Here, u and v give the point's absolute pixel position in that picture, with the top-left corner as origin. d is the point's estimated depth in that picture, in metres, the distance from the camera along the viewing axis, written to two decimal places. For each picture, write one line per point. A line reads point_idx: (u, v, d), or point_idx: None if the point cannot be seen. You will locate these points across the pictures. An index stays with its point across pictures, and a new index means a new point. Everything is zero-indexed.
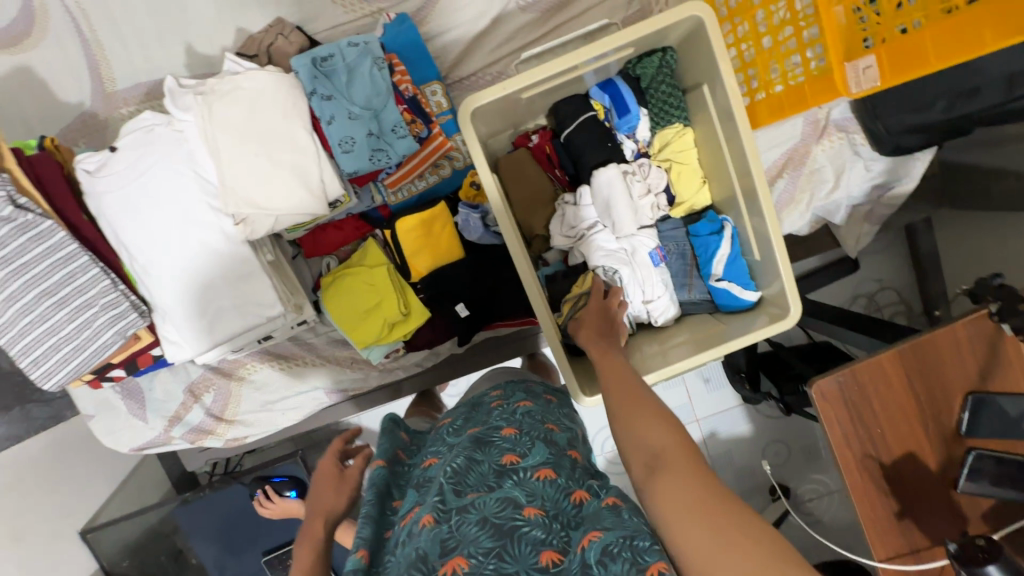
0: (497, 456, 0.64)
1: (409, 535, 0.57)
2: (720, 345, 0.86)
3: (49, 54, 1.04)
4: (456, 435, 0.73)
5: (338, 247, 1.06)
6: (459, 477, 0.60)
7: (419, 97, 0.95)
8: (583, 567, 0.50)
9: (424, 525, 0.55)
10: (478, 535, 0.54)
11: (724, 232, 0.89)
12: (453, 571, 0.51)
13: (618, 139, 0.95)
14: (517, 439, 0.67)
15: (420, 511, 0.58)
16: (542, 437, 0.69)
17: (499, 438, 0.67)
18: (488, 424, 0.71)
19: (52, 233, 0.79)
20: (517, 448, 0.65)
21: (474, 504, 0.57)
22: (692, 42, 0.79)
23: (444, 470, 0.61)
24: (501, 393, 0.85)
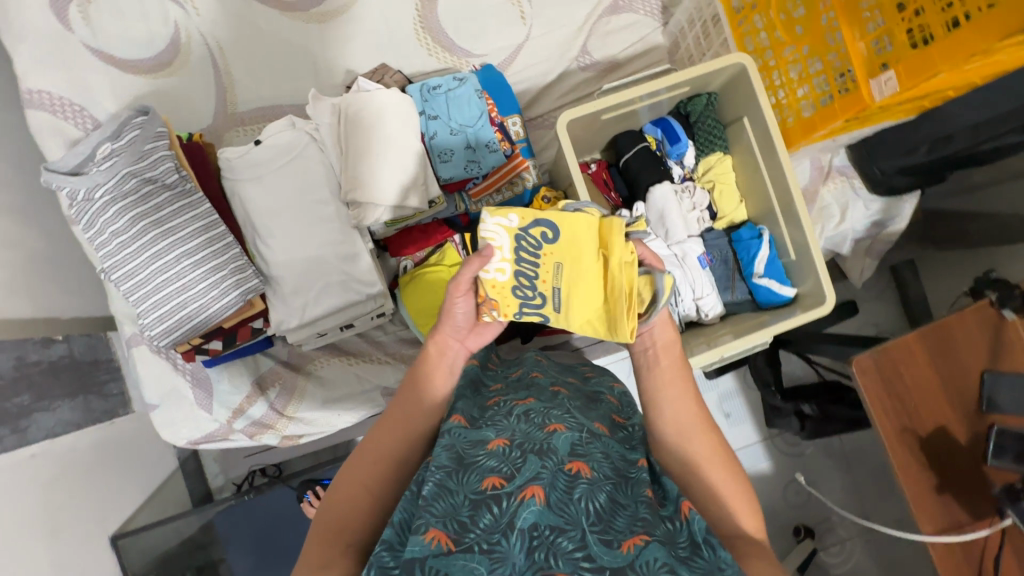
0: (608, 411, 0.77)
1: (530, 418, 0.65)
2: (764, 330, 1.00)
3: (183, 79, 1.23)
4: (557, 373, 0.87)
5: (417, 250, 1.19)
6: (580, 407, 0.72)
7: (504, 125, 1.14)
8: (692, 543, 0.53)
9: (554, 430, 0.62)
10: (602, 461, 0.61)
11: (764, 237, 1.06)
12: (579, 471, 0.57)
13: (668, 164, 1.14)
14: (621, 404, 0.82)
15: (552, 419, 0.65)
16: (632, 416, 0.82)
17: (604, 399, 0.81)
18: (591, 390, 0.84)
19: (200, 203, 0.91)
20: (620, 412, 0.79)
21: (593, 429, 0.66)
22: (735, 83, 1.00)
23: (567, 398, 0.73)
24: (593, 367, 0.97)
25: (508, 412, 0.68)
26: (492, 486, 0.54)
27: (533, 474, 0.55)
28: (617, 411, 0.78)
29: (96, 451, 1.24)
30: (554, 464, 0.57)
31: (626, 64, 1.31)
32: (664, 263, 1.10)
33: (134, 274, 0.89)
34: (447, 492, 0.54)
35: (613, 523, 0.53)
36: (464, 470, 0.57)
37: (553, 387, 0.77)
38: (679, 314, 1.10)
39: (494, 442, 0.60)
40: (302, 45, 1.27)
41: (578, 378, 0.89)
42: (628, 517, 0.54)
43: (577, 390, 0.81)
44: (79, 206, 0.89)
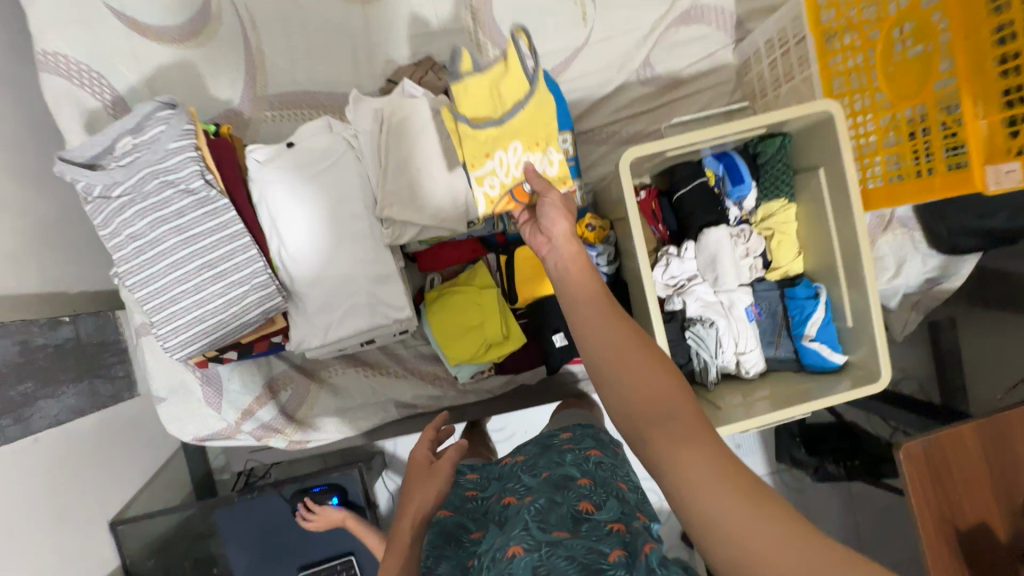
0: (574, 502, 0.77)
1: (495, 559, 0.66)
2: (808, 402, 0.94)
3: (211, 52, 1.13)
4: (530, 472, 0.87)
5: (448, 266, 1.13)
6: (543, 516, 0.71)
7: (554, 143, 1.05)
8: None
9: (513, 554, 0.63)
10: (568, 568, 0.61)
11: (821, 297, 0.99)
12: None
13: (726, 204, 1.06)
14: (591, 490, 0.80)
15: (508, 543, 0.66)
16: (614, 492, 0.82)
17: (576, 486, 0.81)
18: (560, 474, 0.84)
19: (226, 210, 0.84)
20: (591, 497, 0.79)
21: (557, 537, 0.67)
22: (815, 131, 0.92)
23: (529, 509, 0.72)
24: (570, 439, 0.99)
25: (481, 559, 0.67)
26: None
27: None
28: (588, 496, 0.79)
29: (98, 437, 1.21)
30: None
31: (690, 82, 1.20)
32: (708, 312, 1.05)
33: (149, 283, 0.83)
34: None
35: None
36: None
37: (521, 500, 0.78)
38: (717, 365, 1.05)
39: None
40: (340, 26, 1.16)
41: (554, 454, 0.92)
42: None
43: (542, 484, 0.80)
44: (95, 203, 0.82)
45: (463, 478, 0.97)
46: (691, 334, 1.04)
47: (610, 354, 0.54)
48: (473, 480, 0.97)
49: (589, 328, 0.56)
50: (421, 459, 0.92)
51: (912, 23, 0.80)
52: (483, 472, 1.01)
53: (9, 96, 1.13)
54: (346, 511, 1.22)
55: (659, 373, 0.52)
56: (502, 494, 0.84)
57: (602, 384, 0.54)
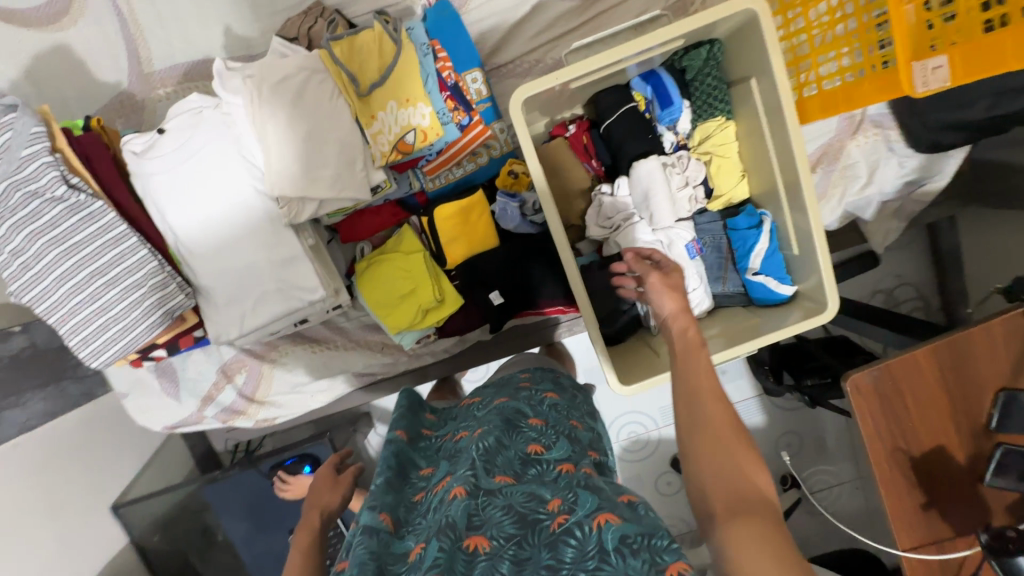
0: (524, 445, 0.72)
1: (439, 500, 0.64)
2: (756, 338, 0.87)
3: (86, 32, 1.04)
4: (484, 410, 0.84)
5: (373, 233, 1.08)
6: (490, 455, 0.68)
7: (461, 85, 0.95)
8: (601, 551, 0.53)
9: (455, 495, 0.62)
10: (502, 520, 0.59)
11: (763, 227, 0.89)
12: (476, 548, 0.57)
13: (658, 131, 0.95)
14: (541, 431, 0.76)
15: (453, 482, 0.64)
16: (565, 433, 0.78)
17: (525, 427, 0.76)
18: (514, 411, 0.79)
19: (103, 214, 0.80)
20: (542, 439, 0.74)
21: (508, 486, 0.64)
22: (744, 34, 0.79)
23: (480, 444, 0.70)
24: (530, 377, 0.94)
25: (431, 504, 0.67)
26: None
27: (431, 563, 0.55)
28: (539, 439, 0.74)
29: (81, 432, 1.27)
30: (454, 543, 0.57)
31: None
32: None
33: (45, 297, 0.81)
34: None
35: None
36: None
37: (471, 436, 0.74)
38: (660, 308, 0.97)
39: (413, 551, 0.61)
40: None
41: (509, 393, 0.86)
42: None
43: (494, 418, 0.76)
44: None
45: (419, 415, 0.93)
46: None
47: (712, 433, 0.57)
48: (429, 420, 0.94)
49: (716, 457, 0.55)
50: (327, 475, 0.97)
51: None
52: (443, 415, 0.98)
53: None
54: None
55: (746, 460, 0.55)
56: (456, 437, 0.80)
57: (688, 463, 0.57)
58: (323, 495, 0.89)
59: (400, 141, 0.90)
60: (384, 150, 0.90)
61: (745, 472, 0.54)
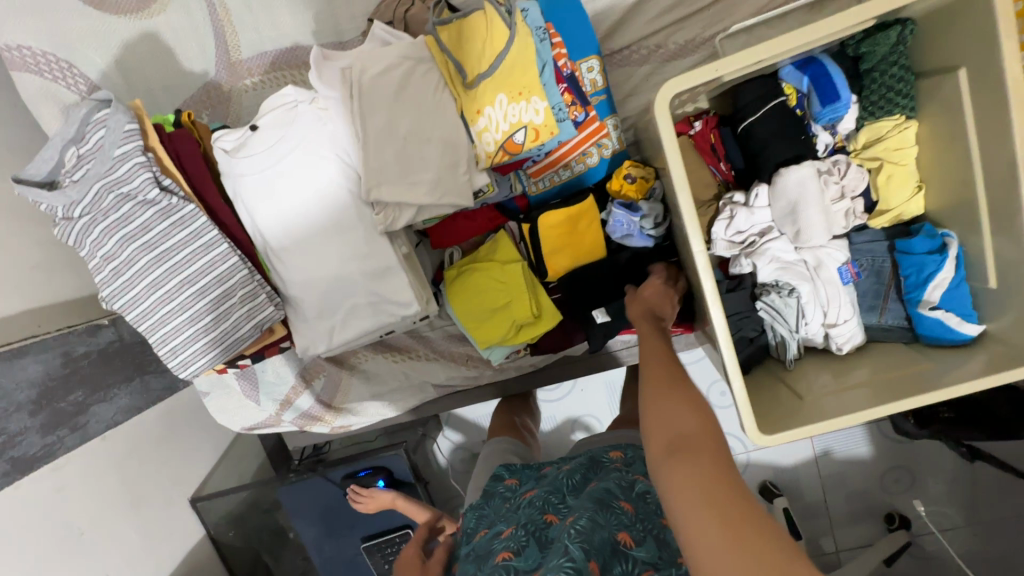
0: (613, 531, 0.66)
1: None
2: (933, 393, 0.70)
3: (175, 19, 0.99)
4: (570, 489, 0.78)
5: (466, 238, 0.98)
6: (583, 534, 0.64)
7: (577, 75, 0.83)
8: None
9: None
10: None
11: (950, 253, 0.73)
12: None
13: (811, 131, 0.80)
14: (635, 523, 0.69)
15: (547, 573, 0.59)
16: (655, 530, 0.70)
17: (617, 508, 0.70)
18: (602, 491, 0.73)
19: (194, 218, 0.74)
20: (631, 530, 0.68)
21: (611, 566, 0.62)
22: (955, 14, 0.63)
23: (574, 528, 0.64)
24: (621, 457, 0.87)
25: None
26: None
27: None
28: (627, 531, 0.68)
29: (163, 426, 1.27)
30: None
31: None
32: (788, 275, 0.82)
33: (135, 305, 0.76)
34: None
35: None
36: None
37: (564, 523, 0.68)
38: (799, 339, 0.84)
39: None
40: None
41: (598, 472, 0.82)
42: None
43: (586, 497, 0.72)
44: (62, 225, 0.74)
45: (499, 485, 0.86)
46: (763, 305, 0.84)
47: (651, 391, 0.65)
48: (511, 487, 0.86)
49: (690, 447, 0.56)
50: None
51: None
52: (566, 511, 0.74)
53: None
54: (393, 493, 1.21)
55: (685, 408, 0.61)
56: (547, 516, 0.72)
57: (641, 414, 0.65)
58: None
59: (507, 140, 0.79)
60: (490, 150, 0.79)
61: (679, 412, 0.60)
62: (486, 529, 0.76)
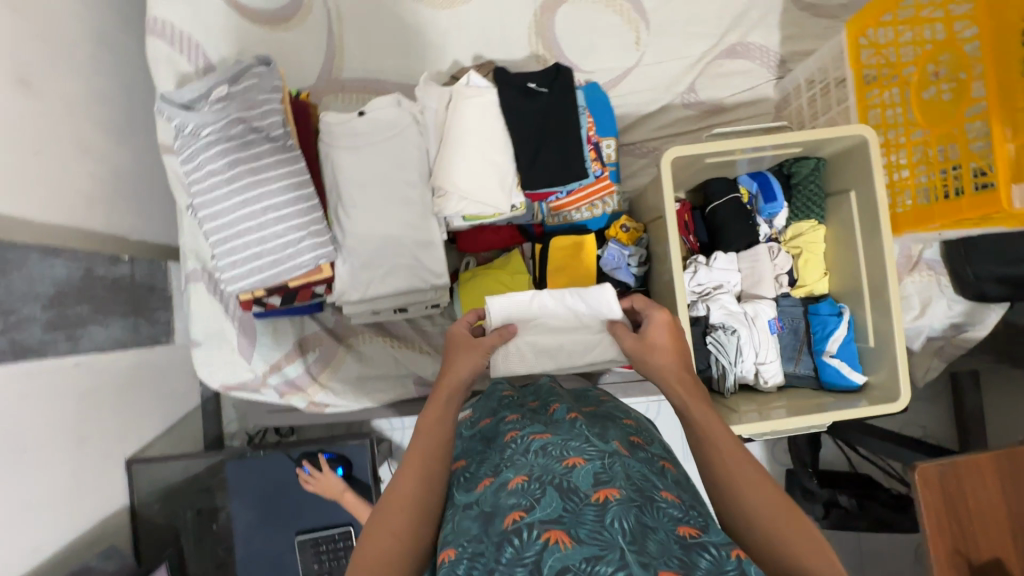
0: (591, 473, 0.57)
1: (506, 512, 0.55)
2: (823, 413, 0.95)
3: (299, 35, 1.26)
4: (545, 451, 0.62)
5: (485, 250, 1.19)
6: (563, 484, 0.55)
7: (598, 145, 1.12)
8: (717, 565, 0.47)
9: (573, 464, 0.58)
10: (591, 523, 0.50)
11: (844, 316, 1.02)
12: (555, 543, 0.48)
13: (757, 220, 1.11)
14: (523, 487, 0.56)
15: (533, 523, 0.51)
16: (651, 500, 0.55)
17: (659, 497, 0.56)
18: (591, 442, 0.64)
19: (297, 161, 0.92)
20: (689, 518, 0.54)
21: (505, 481, 0.60)
22: (848, 156, 0.98)
23: (552, 476, 0.57)
24: (635, 427, 0.78)
25: (495, 493, 0.59)
26: (513, 521, 0.53)
27: (554, 514, 0.52)
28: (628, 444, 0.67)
29: (129, 374, 1.26)
30: (578, 501, 0.53)
31: (730, 110, 1.29)
32: (731, 319, 1.07)
33: (218, 216, 0.91)
34: (478, 547, 0.52)
35: (646, 543, 0.48)
36: (490, 518, 0.55)
37: (512, 482, 0.58)
38: (736, 374, 1.07)
39: (510, 517, 0.53)
40: (418, 22, 1.27)
41: (594, 406, 0.85)
42: (658, 541, 0.49)
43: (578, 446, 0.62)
44: (185, 139, 0.92)
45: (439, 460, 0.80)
46: (713, 340, 1.06)
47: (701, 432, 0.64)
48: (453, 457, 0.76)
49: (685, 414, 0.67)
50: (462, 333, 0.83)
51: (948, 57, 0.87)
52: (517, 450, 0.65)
53: (102, 52, 1.26)
54: (346, 484, 1.26)
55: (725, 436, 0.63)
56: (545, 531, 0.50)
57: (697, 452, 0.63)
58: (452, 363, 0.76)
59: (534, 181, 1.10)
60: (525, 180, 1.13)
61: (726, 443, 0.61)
62: (490, 418, 0.82)
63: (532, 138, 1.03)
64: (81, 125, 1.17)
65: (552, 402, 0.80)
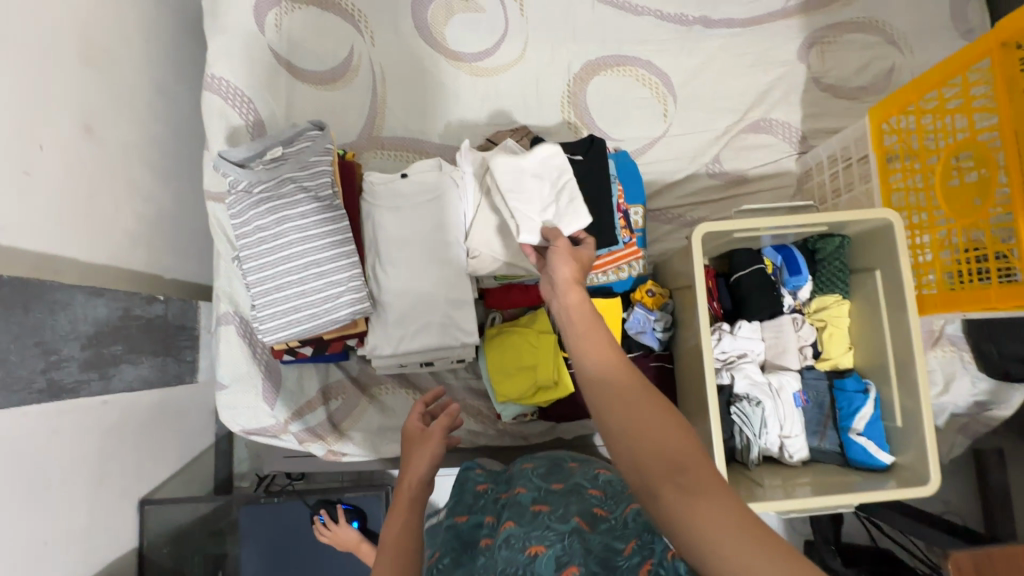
0: (555, 557, 0.75)
1: None
2: (852, 494, 0.93)
3: (344, 96, 1.33)
4: (517, 547, 0.79)
5: (512, 307, 1.20)
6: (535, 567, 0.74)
7: (628, 212, 1.16)
8: None
9: (534, 553, 0.77)
10: None
11: (870, 393, 1.02)
12: None
13: (781, 291, 1.13)
14: None
15: None
16: (601, 552, 0.79)
17: (620, 560, 0.77)
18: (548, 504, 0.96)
19: (342, 219, 0.96)
20: (644, 561, 0.75)
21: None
22: (873, 237, 1.01)
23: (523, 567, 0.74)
24: (603, 500, 0.97)
25: None
26: None
27: None
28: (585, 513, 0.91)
29: (152, 412, 1.26)
30: None
31: (753, 181, 1.34)
32: (756, 391, 1.07)
33: (263, 269, 0.94)
34: None
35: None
36: None
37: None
38: (760, 445, 1.06)
39: None
40: (456, 87, 1.35)
41: (565, 479, 1.08)
42: None
43: (542, 526, 0.85)
44: (237, 195, 0.96)
45: (435, 555, 0.95)
46: (736, 410, 1.06)
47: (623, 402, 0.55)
48: (442, 558, 0.93)
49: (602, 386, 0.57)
50: (415, 427, 0.85)
51: (970, 153, 0.92)
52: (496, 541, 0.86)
53: (158, 103, 1.33)
54: (361, 535, 1.25)
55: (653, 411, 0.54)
56: None
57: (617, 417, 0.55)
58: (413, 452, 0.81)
59: None
60: None
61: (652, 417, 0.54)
62: (466, 515, 1.03)
63: None
64: (133, 170, 1.23)
65: (523, 496, 0.99)
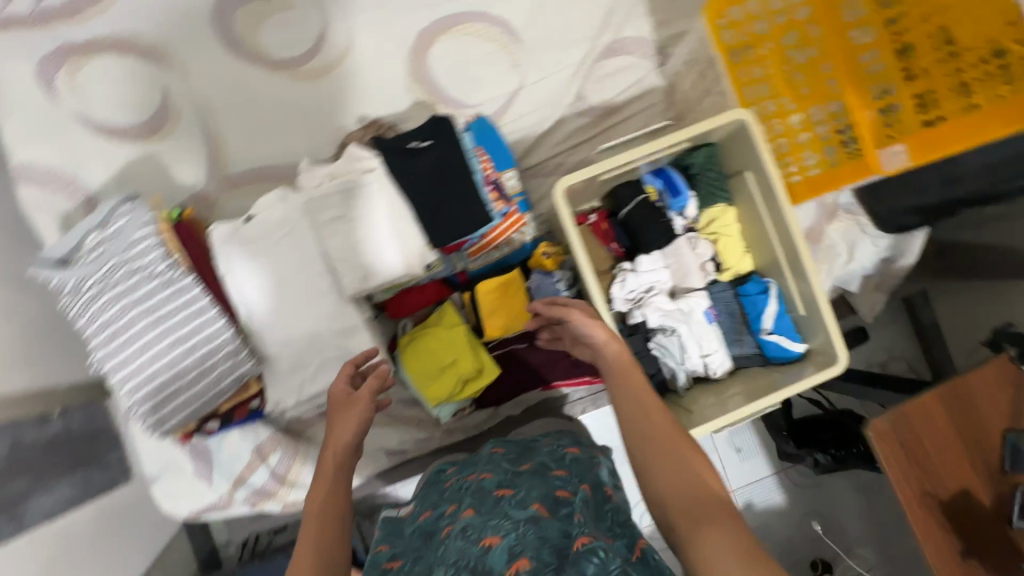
0: (499, 546, 0.70)
1: None
2: (774, 393, 0.96)
3: (176, 144, 1.22)
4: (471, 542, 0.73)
5: (417, 309, 1.17)
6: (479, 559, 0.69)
7: (499, 181, 1.12)
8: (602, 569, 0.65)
9: (488, 545, 0.71)
10: None
11: (770, 292, 1.04)
12: None
13: (670, 215, 1.11)
14: None
15: None
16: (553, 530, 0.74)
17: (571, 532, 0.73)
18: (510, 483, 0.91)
19: (190, 288, 0.89)
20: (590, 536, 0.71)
21: None
22: (734, 139, 1.00)
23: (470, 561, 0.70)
24: (564, 475, 0.92)
25: None
26: None
27: None
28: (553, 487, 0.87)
29: (93, 529, 1.20)
30: None
31: (622, 108, 1.29)
32: (669, 319, 1.08)
33: (127, 365, 0.88)
34: None
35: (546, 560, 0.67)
36: None
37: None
38: (686, 370, 1.08)
39: None
40: (292, 98, 1.24)
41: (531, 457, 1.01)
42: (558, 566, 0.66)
43: (493, 516, 0.79)
44: (68, 297, 0.88)
45: (382, 559, 0.91)
46: (656, 345, 1.08)
47: (658, 449, 0.70)
48: (393, 559, 0.88)
49: (636, 416, 0.74)
50: (341, 391, 0.86)
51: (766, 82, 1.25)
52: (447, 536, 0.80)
53: None
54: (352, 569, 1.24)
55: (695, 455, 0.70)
56: None
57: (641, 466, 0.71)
58: (337, 421, 0.84)
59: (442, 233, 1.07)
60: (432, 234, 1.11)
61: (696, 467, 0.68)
62: (429, 512, 0.95)
63: (428, 197, 1.01)
64: None
65: (484, 485, 0.91)
